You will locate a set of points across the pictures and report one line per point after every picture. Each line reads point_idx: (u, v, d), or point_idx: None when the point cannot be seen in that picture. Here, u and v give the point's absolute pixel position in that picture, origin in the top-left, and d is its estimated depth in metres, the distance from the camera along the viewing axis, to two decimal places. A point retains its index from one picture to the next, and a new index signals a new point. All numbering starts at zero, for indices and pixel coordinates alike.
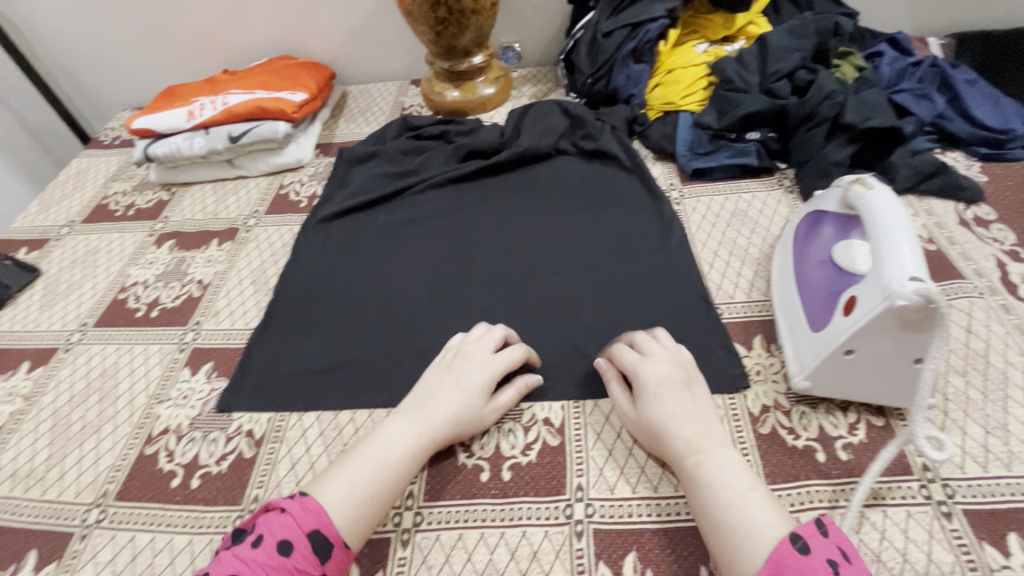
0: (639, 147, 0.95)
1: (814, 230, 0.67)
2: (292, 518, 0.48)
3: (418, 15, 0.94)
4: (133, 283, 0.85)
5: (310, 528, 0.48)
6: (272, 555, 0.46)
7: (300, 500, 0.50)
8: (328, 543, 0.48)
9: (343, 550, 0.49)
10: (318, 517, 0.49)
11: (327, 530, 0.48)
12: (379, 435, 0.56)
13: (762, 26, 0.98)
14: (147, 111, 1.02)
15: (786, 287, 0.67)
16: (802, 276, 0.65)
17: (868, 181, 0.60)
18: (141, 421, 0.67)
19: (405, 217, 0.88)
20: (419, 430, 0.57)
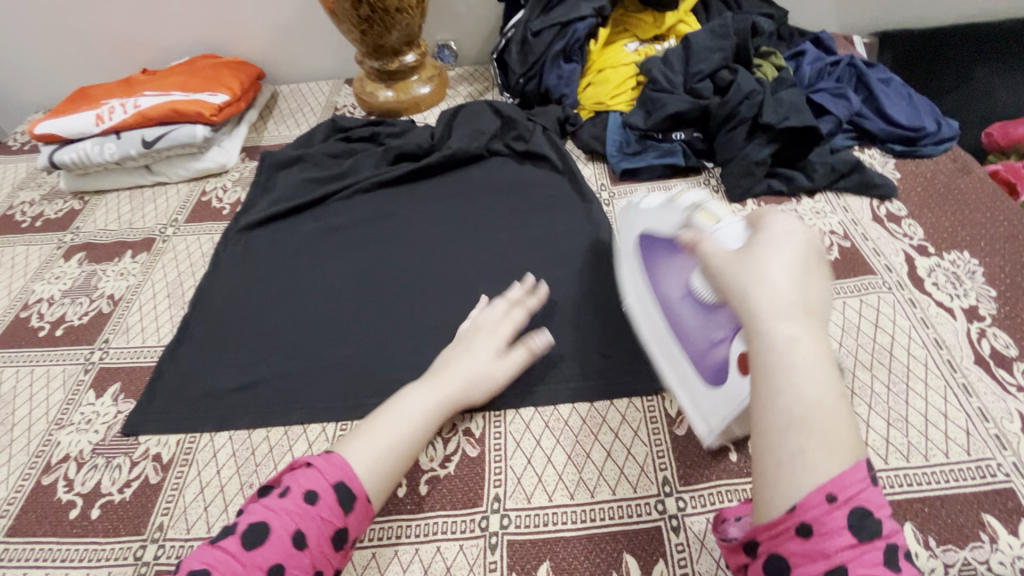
0: (572, 147, 0.95)
1: (660, 257, 0.65)
2: (319, 471, 0.51)
3: (341, 13, 0.91)
4: (36, 300, 0.80)
5: (334, 482, 0.51)
6: (299, 504, 0.49)
7: (326, 456, 0.52)
8: (351, 496, 0.51)
9: (364, 506, 0.52)
10: (342, 471, 0.51)
11: (351, 483, 0.51)
12: (397, 400, 0.59)
13: (691, 24, 0.98)
14: (53, 114, 0.96)
15: (658, 328, 0.64)
16: (674, 319, 0.62)
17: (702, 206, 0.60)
18: (39, 449, 0.63)
19: (331, 225, 0.85)
20: (435, 391, 0.59)
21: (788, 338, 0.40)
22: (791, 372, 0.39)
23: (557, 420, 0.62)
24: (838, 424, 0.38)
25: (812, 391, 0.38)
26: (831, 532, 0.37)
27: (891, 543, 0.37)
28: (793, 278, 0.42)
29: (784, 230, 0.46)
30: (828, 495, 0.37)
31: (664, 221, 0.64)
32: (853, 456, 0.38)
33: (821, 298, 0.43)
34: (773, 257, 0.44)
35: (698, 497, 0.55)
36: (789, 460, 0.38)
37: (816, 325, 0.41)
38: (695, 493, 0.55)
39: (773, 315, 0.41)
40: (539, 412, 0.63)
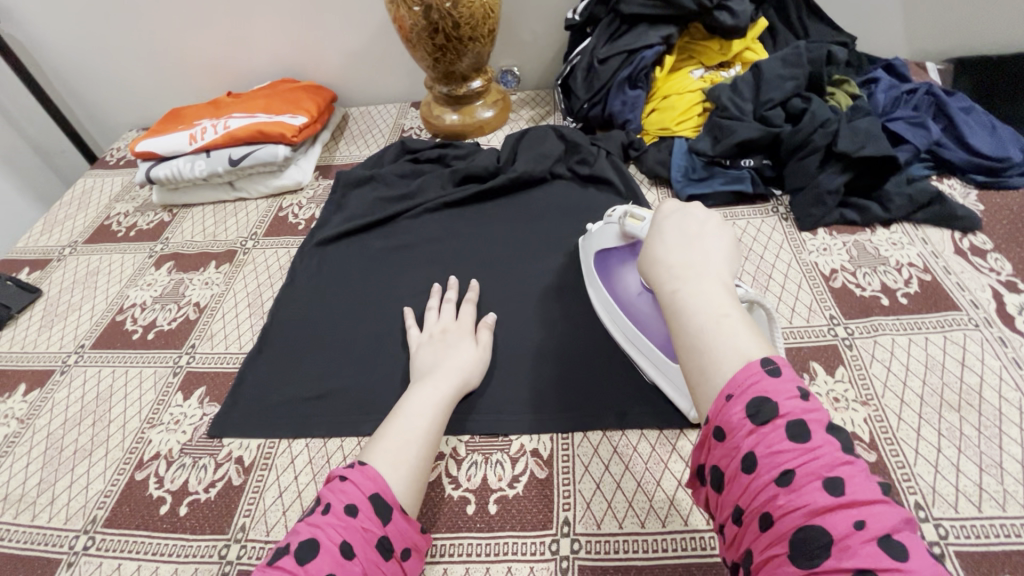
0: (635, 172, 0.96)
1: (611, 267, 0.70)
2: (354, 483, 0.50)
3: (416, 41, 0.95)
4: (131, 305, 0.86)
5: (371, 492, 0.49)
6: (341, 517, 0.47)
7: (359, 467, 0.51)
8: (389, 506, 0.49)
9: (402, 515, 0.50)
10: (377, 482, 0.50)
11: (386, 494, 0.50)
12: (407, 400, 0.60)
13: (758, 51, 0.98)
14: (150, 133, 1.04)
15: (627, 331, 0.67)
16: (637, 319, 0.65)
17: (638, 214, 0.64)
18: (133, 446, 0.68)
19: (400, 242, 0.89)
20: (444, 392, 0.62)
21: (677, 291, 0.45)
22: (682, 314, 0.44)
23: (626, 446, 0.62)
24: (732, 338, 0.41)
25: (696, 320, 0.43)
26: (734, 426, 0.37)
27: (800, 422, 0.36)
28: (681, 246, 0.48)
29: (675, 211, 0.52)
30: (726, 396, 0.39)
31: (607, 236, 0.70)
32: (741, 361, 0.40)
33: (713, 253, 0.48)
34: (662, 235, 0.50)
35: None
36: (697, 382, 0.41)
37: (703, 275, 0.45)
38: None
39: (668, 280, 0.47)
40: (607, 437, 0.63)
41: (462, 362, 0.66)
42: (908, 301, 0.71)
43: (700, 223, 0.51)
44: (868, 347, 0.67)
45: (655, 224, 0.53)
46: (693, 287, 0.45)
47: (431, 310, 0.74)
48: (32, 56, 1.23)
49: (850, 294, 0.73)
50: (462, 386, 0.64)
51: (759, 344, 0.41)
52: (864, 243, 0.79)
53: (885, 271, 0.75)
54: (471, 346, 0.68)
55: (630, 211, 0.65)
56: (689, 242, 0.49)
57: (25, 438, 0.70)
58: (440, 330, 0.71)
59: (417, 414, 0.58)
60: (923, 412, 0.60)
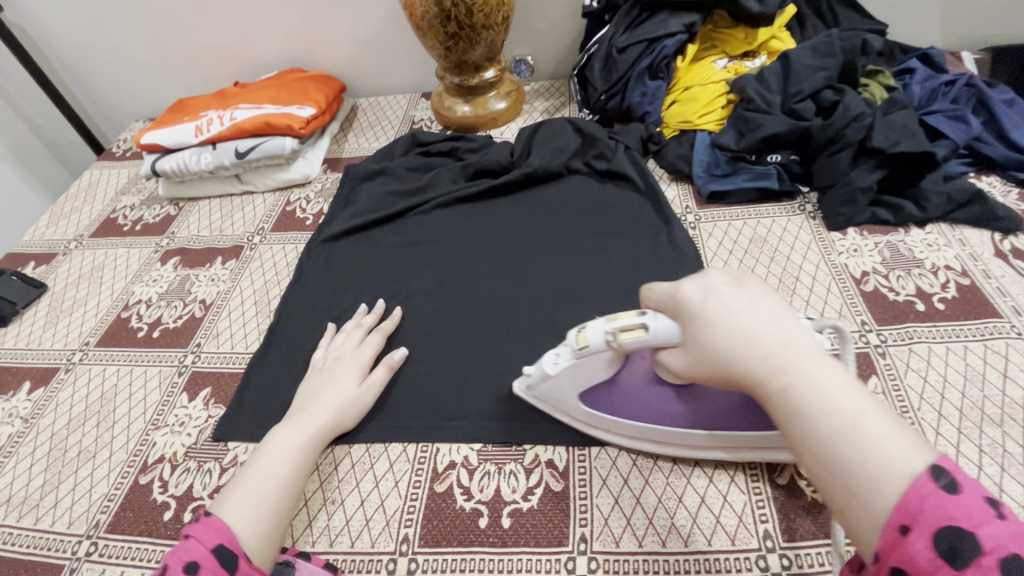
0: (654, 167, 0.92)
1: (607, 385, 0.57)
2: (198, 539, 0.47)
3: (427, 29, 0.91)
4: (136, 301, 0.84)
5: (214, 545, 0.47)
6: None
7: (203, 522, 0.49)
8: (233, 555, 0.47)
9: (246, 564, 0.48)
10: (222, 533, 0.48)
11: (232, 544, 0.48)
12: (268, 447, 0.57)
13: (785, 40, 0.93)
14: (157, 125, 1.02)
15: (688, 439, 0.56)
16: (692, 420, 0.55)
17: (629, 322, 0.50)
18: (137, 449, 0.66)
19: (410, 239, 0.86)
20: (306, 430, 0.59)
21: (786, 389, 0.40)
22: (805, 419, 0.39)
23: (646, 459, 0.59)
24: (879, 440, 0.36)
25: (832, 423, 0.38)
26: (924, 568, 0.32)
27: (1013, 555, 0.31)
28: (754, 330, 0.43)
29: (702, 291, 0.46)
30: (901, 527, 0.34)
31: (586, 367, 0.55)
32: (906, 474, 0.35)
33: (790, 329, 0.43)
34: (721, 318, 0.44)
35: (805, 556, 0.50)
36: (852, 506, 0.36)
37: (802, 359, 0.41)
38: (801, 551, 0.51)
39: (764, 374, 0.41)
40: (626, 449, 0.60)
41: (336, 398, 0.63)
42: (945, 306, 0.67)
43: (746, 293, 0.45)
44: (903, 356, 0.64)
45: (688, 306, 0.46)
46: (802, 378, 0.40)
47: (343, 332, 0.72)
48: (37, 45, 1.21)
49: (883, 299, 0.69)
50: (334, 427, 0.62)
51: (909, 438, 0.37)
52: (897, 244, 0.75)
53: (921, 275, 0.71)
54: (353, 381, 0.65)
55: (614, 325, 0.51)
56: (748, 314, 0.44)
57: (29, 438, 0.69)
58: (336, 355, 0.69)
59: (276, 460, 0.56)
60: (963, 426, 0.57)
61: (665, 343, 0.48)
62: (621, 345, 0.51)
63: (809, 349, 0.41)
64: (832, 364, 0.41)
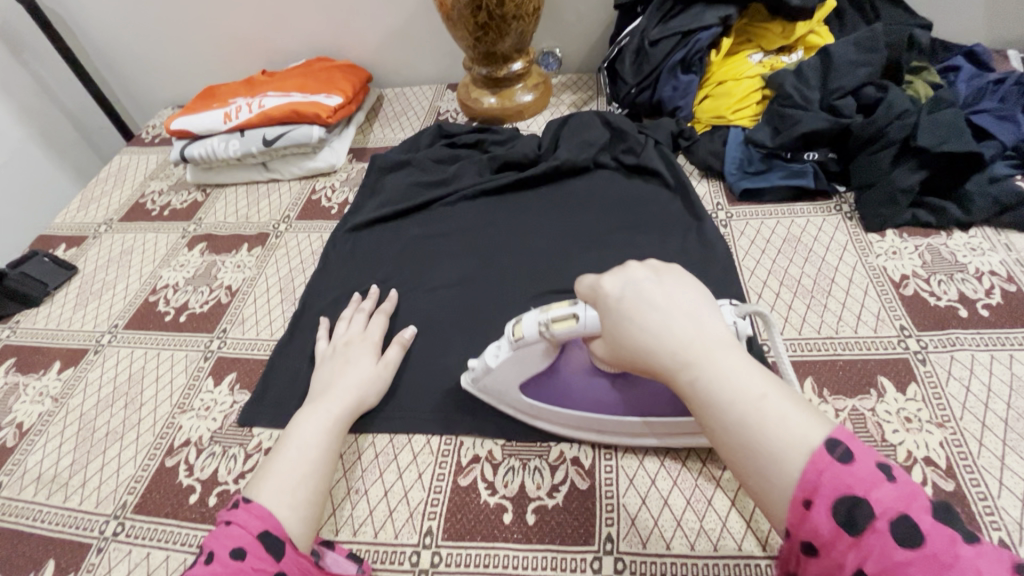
0: (684, 163, 0.90)
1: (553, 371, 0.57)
2: (241, 526, 0.48)
3: (457, 19, 0.90)
4: (164, 286, 0.85)
5: (259, 531, 0.48)
6: (227, 563, 0.45)
7: (244, 508, 0.50)
8: (280, 541, 0.48)
9: (294, 550, 0.48)
10: (266, 520, 0.49)
11: (278, 531, 0.49)
12: (294, 429, 0.58)
13: (824, 35, 0.91)
14: (186, 111, 1.03)
15: (627, 426, 0.57)
16: (625, 406, 0.56)
17: (561, 315, 0.50)
18: (163, 432, 0.67)
19: (434, 230, 0.85)
20: (330, 413, 0.60)
21: (694, 381, 0.40)
22: (715, 408, 0.39)
23: (675, 459, 0.58)
24: (777, 418, 0.37)
25: (736, 411, 0.38)
26: (828, 540, 0.34)
27: (902, 516, 0.33)
28: (666, 322, 0.42)
29: (621, 285, 0.45)
30: (804, 502, 0.35)
31: (528, 358, 0.55)
32: (805, 449, 0.36)
33: (700, 316, 0.42)
34: (635, 315, 0.43)
35: None
36: (760, 488, 0.37)
37: (712, 349, 0.40)
38: None
39: (675, 367, 0.41)
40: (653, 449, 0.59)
41: (356, 380, 0.64)
42: (990, 313, 0.65)
43: (659, 283, 0.44)
44: (944, 363, 0.61)
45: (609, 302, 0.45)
46: (710, 367, 0.40)
47: (343, 320, 0.72)
48: (71, 31, 1.22)
49: (924, 303, 0.67)
50: (358, 406, 0.62)
51: (810, 414, 0.38)
52: (939, 247, 0.72)
53: (963, 280, 0.68)
54: (370, 362, 0.66)
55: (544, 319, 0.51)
56: (665, 306, 0.43)
57: (59, 418, 0.70)
58: (344, 342, 0.69)
59: (306, 443, 0.57)
60: (1008, 438, 0.55)
61: (596, 332, 0.49)
62: (553, 336, 0.51)
63: (720, 336, 0.41)
64: (736, 347, 0.41)
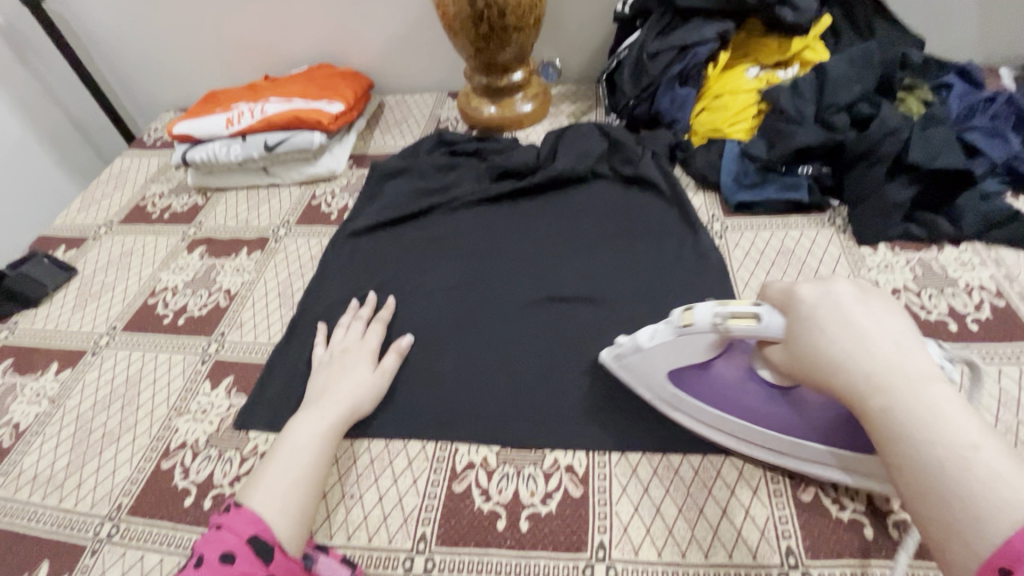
0: (681, 174, 0.92)
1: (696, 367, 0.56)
2: (230, 530, 0.49)
3: (459, 29, 0.92)
4: (163, 288, 0.85)
5: (248, 535, 0.49)
6: (216, 566, 0.47)
7: (236, 511, 0.51)
8: (269, 544, 0.49)
9: (283, 553, 0.49)
10: (256, 523, 0.50)
11: (266, 534, 0.50)
12: (287, 435, 0.58)
13: (819, 50, 0.91)
14: (189, 115, 1.04)
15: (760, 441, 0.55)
16: (789, 427, 0.53)
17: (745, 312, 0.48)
18: (159, 434, 0.67)
19: (433, 237, 0.86)
20: (324, 418, 0.60)
21: (887, 407, 0.39)
22: (902, 443, 0.38)
23: (666, 468, 0.58)
24: (993, 474, 0.34)
25: (933, 452, 0.36)
26: None
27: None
28: (859, 346, 0.42)
29: (819, 294, 0.45)
30: (1000, 569, 0.32)
31: (679, 350, 0.54)
32: (1013, 516, 0.33)
33: (906, 346, 0.42)
34: (830, 328, 0.43)
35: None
36: (942, 539, 0.35)
37: (911, 383, 0.39)
38: (824, 570, 0.50)
39: (868, 392, 0.40)
40: (647, 458, 0.59)
41: (353, 385, 0.64)
42: (979, 327, 0.66)
43: (863, 304, 0.44)
44: None
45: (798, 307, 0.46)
46: (905, 400, 0.38)
47: (340, 326, 0.73)
48: (76, 34, 1.23)
49: (915, 317, 0.68)
50: (352, 413, 0.63)
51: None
52: (930, 262, 0.73)
53: (953, 294, 0.69)
54: (366, 369, 0.67)
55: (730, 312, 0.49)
56: (876, 322, 0.43)
57: (55, 418, 0.70)
58: (341, 348, 0.70)
59: (300, 448, 0.57)
60: None
61: (777, 337, 0.47)
62: (727, 332, 0.49)
63: (926, 373, 0.40)
64: (942, 382, 0.39)
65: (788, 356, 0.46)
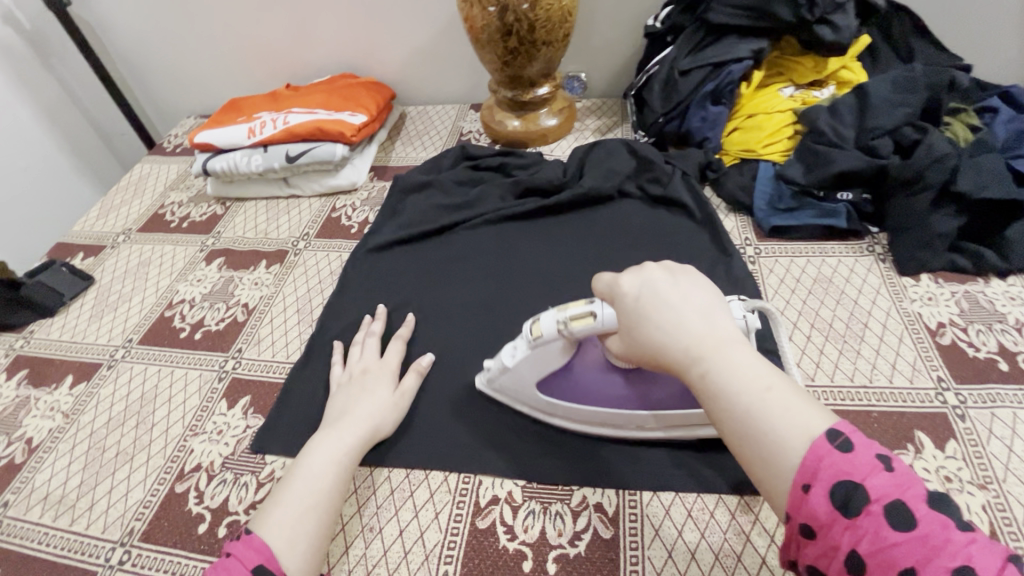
0: (711, 195, 0.89)
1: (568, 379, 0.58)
2: (238, 559, 0.47)
3: (486, 42, 0.90)
4: (180, 300, 0.84)
5: (253, 566, 0.47)
6: None
7: (245, 540, 0.49)
8: None
9: None
10: (263, 552, 0.48)
11: (273, 565, 0.47)
12: (300, 458, 0.56)
13: (856, 71, 0.89)
14: (210, 124, 1.03)
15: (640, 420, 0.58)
16: (639, 401, 0.57)
17: (584, 312, 0.52)
18: (174, 455, 0.65)
19: (455, 255, 0.84)
20: (339, 441, 0.58)
21: (705, 372, 0.43)
22: (721, 398, 0.42)
23: (702, 510, 0.55)
24: (783, 410, 0.40)
25: (742, 401, 0.41)
26: (825, 522, 0.36)
27: (896, 503, 0.35)
28: (682, 323, 0.45)
29: (640, 284, 0.48)
30: (803, 486, 0.37)
31: (542, 364, 0.57)
32: (807, 437, 0.38)
33: (713, 316, 0.46)
34: (653, 314, 0.46)
35: None
36: (763, 472, 0.40)
37: (722, 346, 0.44)
38: None
39: (688, 361, 0.44)
40: (680, 498, 0.57)
41: (370, 407, 0.62)
42: None
43: (676, 285, 0.48)
44: (984, 420, 0.59)
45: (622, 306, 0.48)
46: (719, 360, 0.43)
47: (356, 345, 0.71)
48: (101, 39, 1.23)
49: (962, 355, 0.65)
50: (370, 436, 0.60)
51: (809, 405, 0.40)
52: (976, 295, 0.70)
53: (1003, 331, 0.66)
54: (386, 391, 0.64)
55: (566, 318, 0.53)
56: (691, 304, 0.46)
57: (69, 434, 0.69)
58: (360, 368, 0.67)
59: (312, 475, 0.55)
60: None
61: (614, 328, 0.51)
62: (571, 333, 0.53)
63: (728, 335, 0.44)
64: (745, 343, 0.44)
65: (626, 343, 0.49)
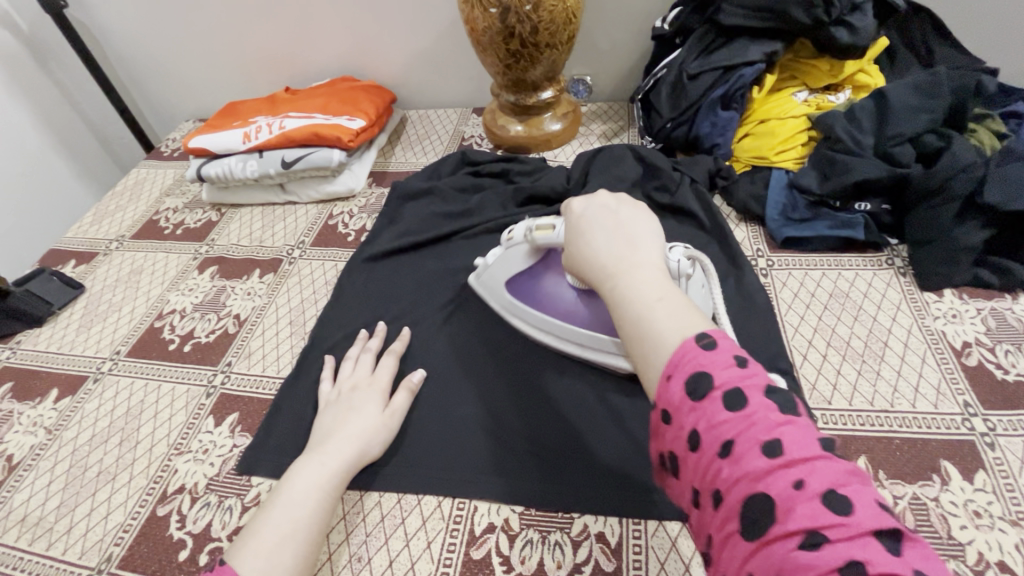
0: (721, 203, 0.85)
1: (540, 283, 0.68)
2: None
3: (488, 45, 0.87)
4: (170, 311, 0.81)
5: None
6: None
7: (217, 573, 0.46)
8: None
9: None
10: None
11: None
12: (283, 483, 0.53)
13: (874, 74, 0.86)
14: (206, 129, 1.00)
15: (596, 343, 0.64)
16: (591, 321, 0.64)
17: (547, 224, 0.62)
18: (158, 475, 0.63)
19: (453, 265, 0.81)
20: (324, 466, 0.55)
21: (614, 286, 0.46)
22: (619, 305, 0.44)
23: None
24: (666, 320, 0.41)
25: (635, 309, 0.43)
26: (676, 407, 0.37)
27: (736, 391, 0.36)
28: (609, 243, 0.49)
29: (585, 206, 0.53)
30: (666, 376, 0.39)
31: (514, 263, 0.68)
32: (678, 340, 0.40)
33: (637, 241, 0.49)
34: (586, 233, 0.51)
35: None
36: (641, 371, 0.41)
37: (632, 265, 0.46)
38: None
39: (603, 276, 0.47)
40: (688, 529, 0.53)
41: (360, 428, 0.59)
42: None
43: (616, 211, 0.52)
44: (1016, 449, 0.55)
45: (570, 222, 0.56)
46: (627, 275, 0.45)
47: (348, 360, 0.68)
48: (98, 42, 1.22)
49: (990, 377, 0.61)
50: (358, 459, 0.57)
51: (697, 319, 0.41)
52: (1004, 313, 0.66)
53: None
54: (377, 410, 0.61)
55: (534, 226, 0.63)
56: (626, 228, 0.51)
57: (51, 451, 0.66)
58: (350, 385, 0.64)
59: (294, 503, 0.52)
60: None
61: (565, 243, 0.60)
62: (534, 241, 0.63)
63: (642, 259, 0.47)
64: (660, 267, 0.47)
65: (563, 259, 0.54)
